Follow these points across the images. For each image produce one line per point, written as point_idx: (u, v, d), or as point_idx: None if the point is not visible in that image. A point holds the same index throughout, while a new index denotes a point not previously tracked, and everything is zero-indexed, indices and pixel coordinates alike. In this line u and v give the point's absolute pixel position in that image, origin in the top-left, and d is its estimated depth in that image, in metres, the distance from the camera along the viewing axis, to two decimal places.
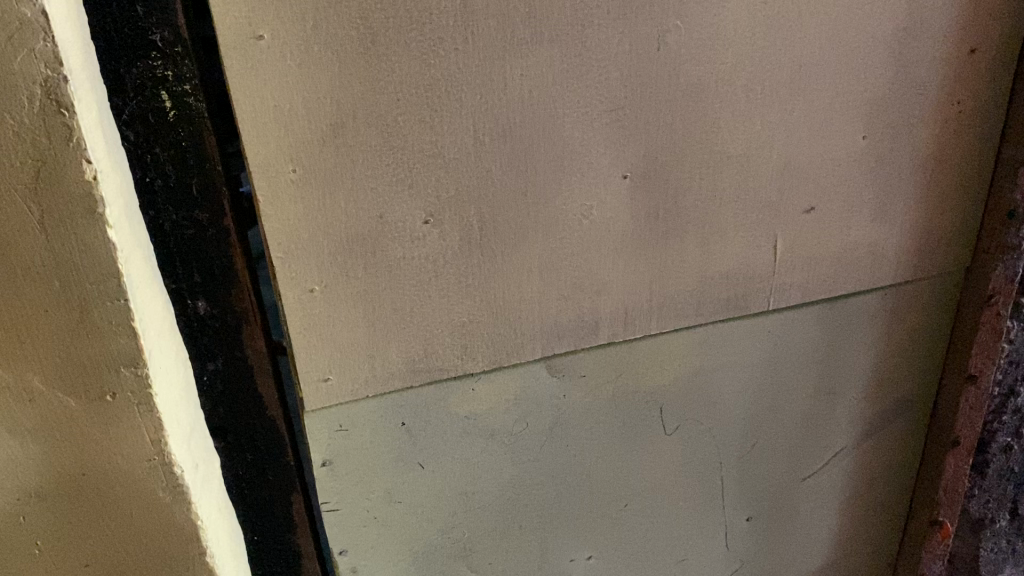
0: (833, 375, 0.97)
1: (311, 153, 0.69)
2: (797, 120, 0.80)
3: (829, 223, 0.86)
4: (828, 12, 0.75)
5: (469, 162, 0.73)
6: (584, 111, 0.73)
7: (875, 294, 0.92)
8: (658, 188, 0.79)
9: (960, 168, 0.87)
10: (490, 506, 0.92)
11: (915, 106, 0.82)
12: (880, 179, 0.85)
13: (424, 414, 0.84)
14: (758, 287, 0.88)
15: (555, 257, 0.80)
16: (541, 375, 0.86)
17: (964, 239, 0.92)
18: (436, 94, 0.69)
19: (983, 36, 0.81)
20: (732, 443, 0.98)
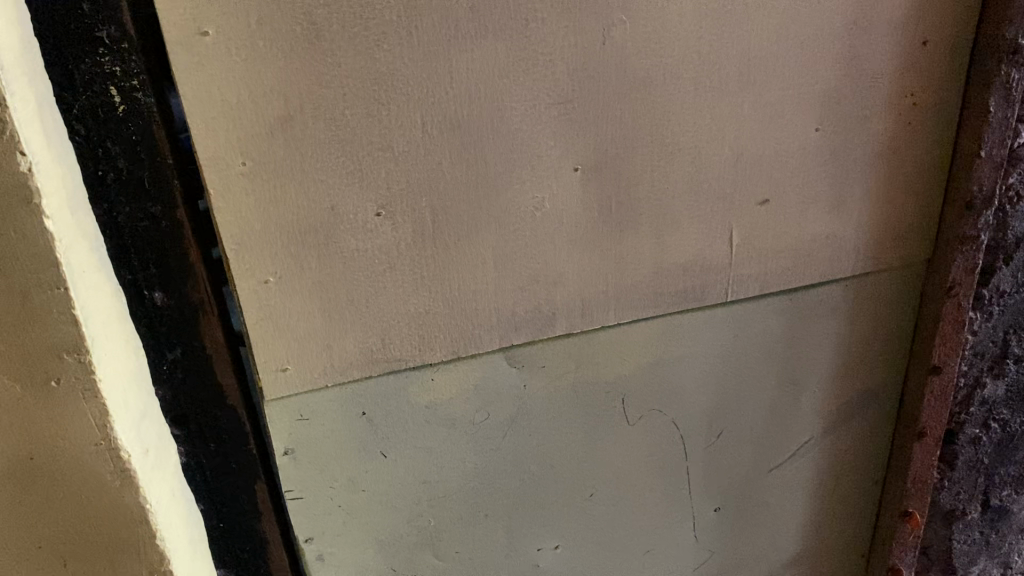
0: (796, 366, 0.98)
1: (260, 147, 0.70)
2: (748, 112, 0.81)
3: (784, 215, 0.87)
4: (774, 4, 0.76)
5: (419, 155, 0.74)
6: (532, 104, 0.75)
7: (835, 285, 0.93)
8: (611, 180, 0.80)
9: (916, 159, 0.88)
10: (454, 496, 0.93)
11: (868, 97, 0.83)
12: (836, 170, 0.86)
13: (385, 403, 0.86)
14: (717, 279, 0.88)
15: (509, 248, 0.81)
16: (501, 366, 0.88)
17: (924, 230, 0.93)
18: (382, 88, 0.70)
19: (933, 28, 0.81)
20: (696, 434, 0.99)
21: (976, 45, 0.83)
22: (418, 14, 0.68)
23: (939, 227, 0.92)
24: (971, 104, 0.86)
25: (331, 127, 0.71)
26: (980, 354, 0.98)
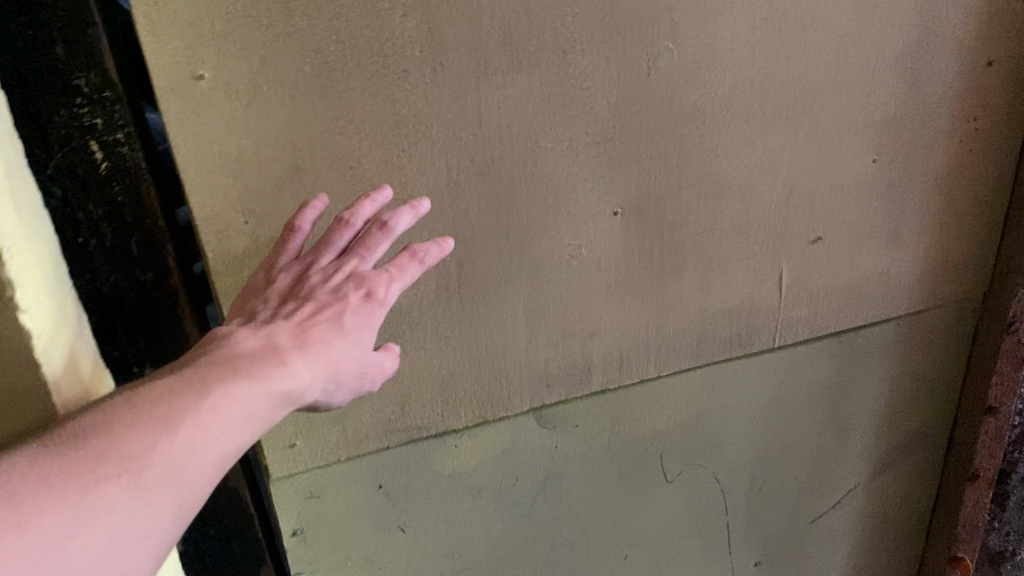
0: (844, 411, 0.90)
1: (265, 202, 0.61)
2: (802, 144, 0.73)
3: (837, 253, 0.79)
4: (833, 27, 0.68)
5: (443, 204, 0.66)
6: (569, 144, 0.66)
7: (887, 325, 0.86)
8: (653, 223, 0.72)
9: (977, 187, 0.81)
10: (479, 566, 0.85)
11: (928, 123, 0.76)
12: (893, 203, 0.79)
13: (403, 475, 0.77)
14: (764, 324, 0.81)
15: (542, 301, 0.73)
16: (532, 426, 0.79)
17: (982, 262, 0.86)
18: (403, 132, 0.62)
19: (1000, 48, 0.74)
20: (738, 488, 0.91)
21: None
22: (443, 48, 0.60)
23: (999, 255, 0.85)
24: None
25: (344, 175, 0.62)
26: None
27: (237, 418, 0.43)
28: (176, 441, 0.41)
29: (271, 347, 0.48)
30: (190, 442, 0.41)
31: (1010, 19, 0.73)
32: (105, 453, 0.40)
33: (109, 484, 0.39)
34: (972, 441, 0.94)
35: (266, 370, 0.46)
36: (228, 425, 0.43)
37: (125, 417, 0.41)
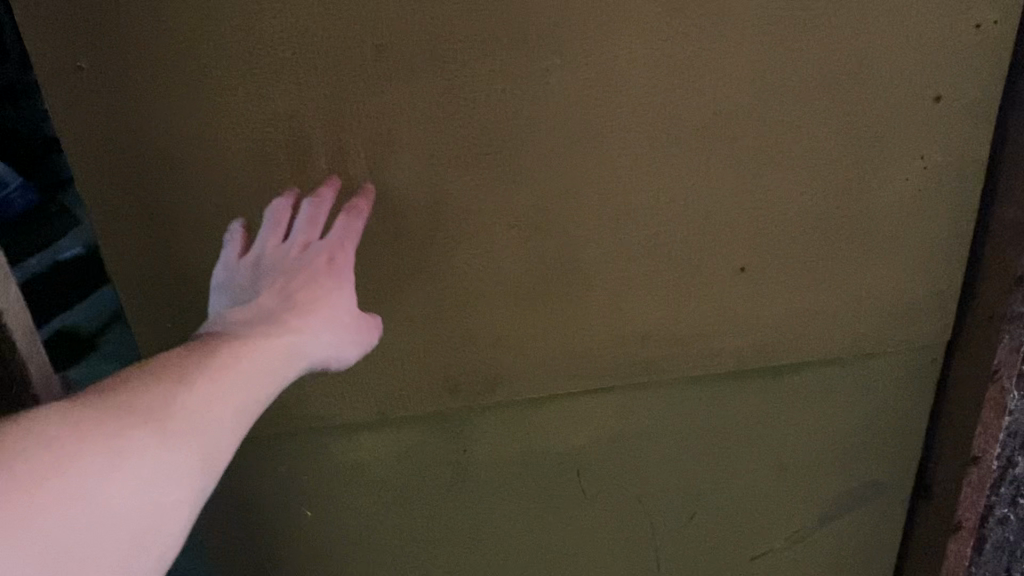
0: (784, 453, 0.86)
1: (148, 189, 0.65)
2: (716, 167, 0.70)
3: (761, 286, 0.76)
4: (747, 52, 0.65)
5: (327, 202, 0.68)
6: (456, 155, 0.67)
7: (829, 368, 0.81)
8: (554, 237, 0.72)
9: (931, 231, 0.75)
10: (388, 555, 0.87)
11: (865, 157, 0.71)
12: (825, 239, 0.75)
13: (304, 459, 0.80)
14: (683, 350, 0.79)
15: (440, 305, 0.74)
16: (438, 430, 0.80)
17: (945, 313, 0.79)
18: (281, 131, 0.64)
19: (950, 83, 0.68)
20: (667, 515, 0.89)
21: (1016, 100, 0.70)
22: (315, 53, 0.61)
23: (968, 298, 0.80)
24: (1004, 163, 0.73)
25: (226, 168, 0.65)
26: (1016, 434, 0.78)
27: (255, 378, 0.48)
28: (213, 396, 0.45)
29: (267, 313, 0.54)
30: (209, 398, 0.45)
31: (963, 54, 0.67)
32: (127, 409, 0.42)
33: (138, 437, 0.41)
34: (952, 491, 0.86)
35: (265, 334, 0.52)
36: (245, 385, 0.47)
37: (145, 387, 0.44)
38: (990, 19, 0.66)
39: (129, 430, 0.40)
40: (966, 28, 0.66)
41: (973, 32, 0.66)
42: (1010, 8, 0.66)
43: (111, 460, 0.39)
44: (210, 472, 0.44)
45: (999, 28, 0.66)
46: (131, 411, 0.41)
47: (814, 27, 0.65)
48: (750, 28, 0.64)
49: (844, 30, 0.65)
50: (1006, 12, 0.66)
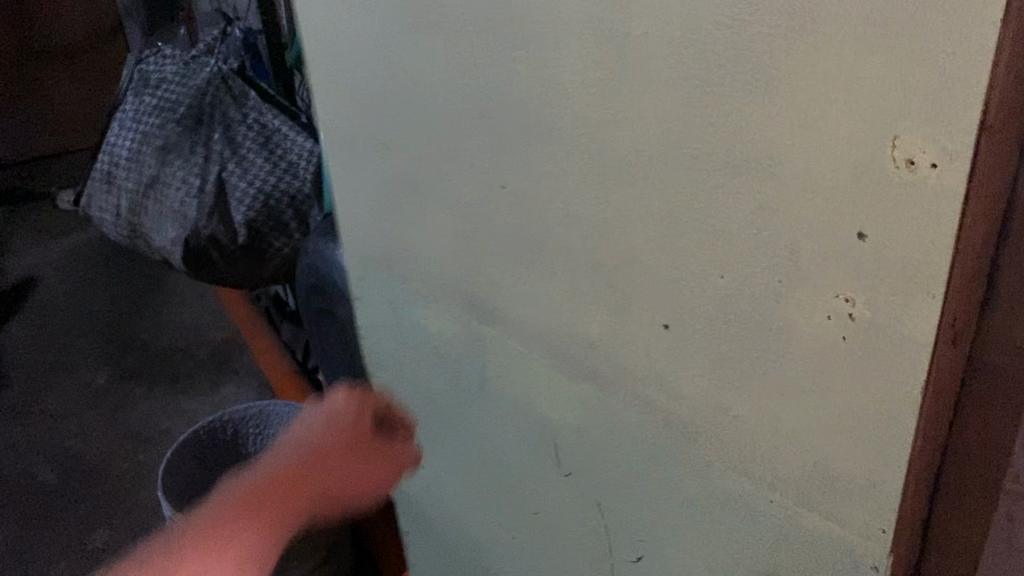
0: (715, 557, 0.76)
1: (323, 57, 0.90)
2: (643, 210, 0.66)
3: (684, 355, 0.69)
4: (659, 99, 0.60)
5: (401, 115, 0.84)
6: (464, 108, 0.77)
7: (752, 495, 0.69)
8: (527, 211, 0.77)
9: (861, 400, 0.58)
10: (443, 415, 1.03)
11: (782, 271, 0.59)
12: (743, 340, 0.64)
13: (396, 303, 1.00)
14: (621, 380, 0.76)
15: (461, 226, 0.85)
16: (463, 333, 0.92)
17: (880, 508, 0.61)
18: (379, 45, 0.82)
19: (873, 222, 0.52)
20: (620, 541, 0.87)
21: (992, 254, 0.53)
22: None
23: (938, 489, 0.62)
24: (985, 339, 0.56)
25: (353, 61, 0.86)
26: None
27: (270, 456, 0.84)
28: (252, 493, 0.78)
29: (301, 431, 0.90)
30: (245, 483, 0.79)
31: (895, 194, 0.50)
32: (212, 518, 0.73)
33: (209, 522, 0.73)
34: None
35: (282, 440, 0.88)
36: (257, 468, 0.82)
37: (225, 510, 0.75)
38: (926, 156, 0.48)
39: (199, 525, 0.73)
40: (897, 162, 0.49)
41: (905, 168, 0.49)
42: (955, 154, 0.47)
43: (199, 552, 0.70)
44: (272, 528, 0.77)
45: (937, 174, 0.48)
46: (201, 528, 0.72)
47: (721, 94, 0.56)
48: (662, 76, 0.59)
49: (751, 110, 0.55)
50: (949, 158, 0.47)
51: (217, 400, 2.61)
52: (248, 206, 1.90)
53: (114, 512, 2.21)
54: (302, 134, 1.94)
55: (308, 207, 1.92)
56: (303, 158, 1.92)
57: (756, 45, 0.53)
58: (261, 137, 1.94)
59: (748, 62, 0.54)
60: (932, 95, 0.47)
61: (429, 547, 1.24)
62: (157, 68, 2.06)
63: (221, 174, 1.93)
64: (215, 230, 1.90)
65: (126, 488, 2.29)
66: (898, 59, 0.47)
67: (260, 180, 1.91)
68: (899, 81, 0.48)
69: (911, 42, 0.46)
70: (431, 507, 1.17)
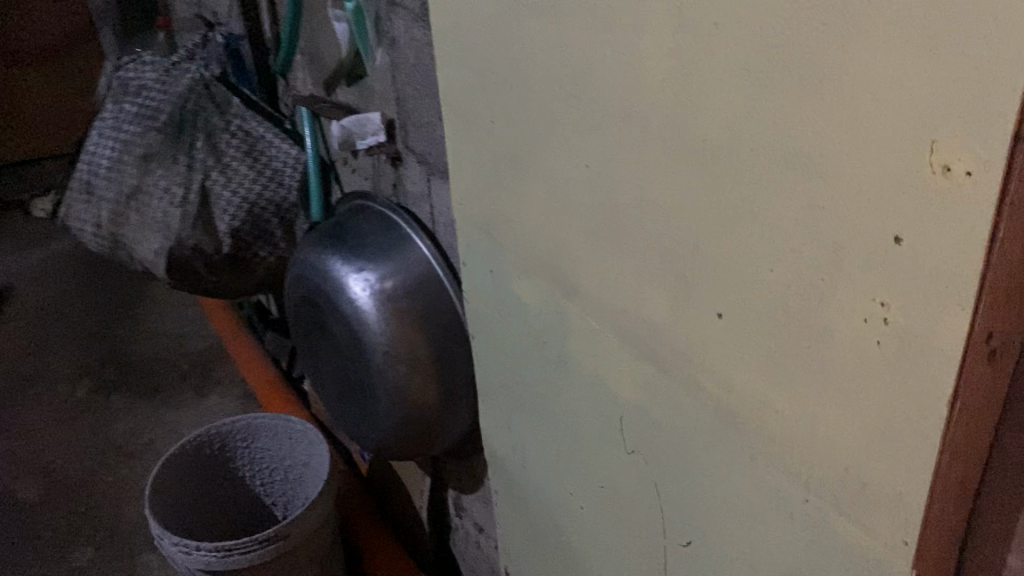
0: (755, 551, 0.77)
1: (446, 35, 0.95)
2: (701, 199, 0.67)
3: (737, 346, 0.69)
4: (723, 90, 0.61)
5: (508, 89, 0.88)
6: (558, 86, 0.79)
7: (793, 491, 0.69)
8: (601, 192, 0.79)
9: (894, 408, 0.57)
10: (533, 385, 1.07)
11: (824, 270, 0.58)
12: (787, 337, 0.64)
13: (500, 271, 1.05)
14: (682, 365, 0.76)
15: (546, 202, 0.88)
16: (550, 304, 0.95)
17: (902, 519, 0.60)
18: (492, 21, 0.85)
19: (911, 226, 0.51)
20: (674, 525, 0.87)
21: None
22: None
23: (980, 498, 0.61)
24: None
25: (470, 34, 0.90)
26: None
27: None
28: None
29: None
30: None
31: (931, 200, 0.50)
32: None
33: None
34: None
35: None
36: None
37: None
38: (962, 164, 0.47)
39: None
40: (935, 169, 0.49)
41: (942, 175, 0.48)
42: (991, 162, 0.46)
43: None
44: None
45: (972, 182, 0.47)
46: None
47: (782, 87, 0.56)
48: (729, 67, 0.60)
49: (809, 106, 0.55)
50: (985, 165, 0.46)
51: (203, 408, 2.58)
52: (232, 215, 1.90)
53: (102, 524, 2.18)
54: (287, 142, 1.98)
55: (296, 214, 1.98)
56: (288, 166, 1.96)
57: (816, 40, 0.53)
58: (243, 146, 1.94)
59: (808, 58, 0.54)
60: (972, 99, 0.46)
61: (515, 517, 1.29)
62: (136, 76, 2.00)
63: (205, 182, 1.90)
64: (199, 240, 1.89)
65: (113, 500, 2.25)
66: (942, 62, 0.46)
67: (244, 189, 1.92)
68: (941, 84, 0.47)
69: (953, 46, 0.46)
70: (518, 475, 1.22)
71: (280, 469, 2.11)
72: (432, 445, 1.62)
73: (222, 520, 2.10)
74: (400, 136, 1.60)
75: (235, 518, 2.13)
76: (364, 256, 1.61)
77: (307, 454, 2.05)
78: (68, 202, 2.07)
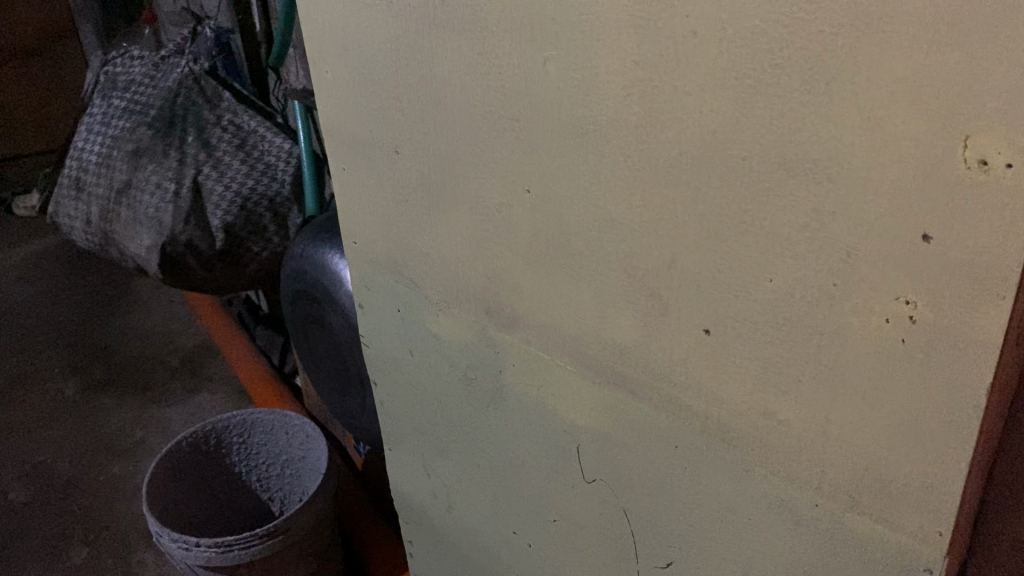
0: (752, 560, 0.74)
1: (335, 67, 0.93)
2: (682, 213, 0.65)
3: (727, 359, 0.67)
4: (706, 103, 0.59)
5: (417, 120, 0.86)
6: (488, 111, 0.77)
7: (799, 497, 0.67)
8: (553, 215, 0.77)
9: (922, 405, 0.56)
10: (462, 426, 1.06)
11: (837, 274, 0.57)
12: (792, 345, 0.62)
13: (412, 312, 1.04)
14: (658, 383, 0.75)
15: (477, 231, 0.87)
16: (478, 337, 0.94)
17: (935, 516, 0.59)
18: (397, 50, 0.84)
19: (941, 224, 0.50)
20: (647, 545, 0.86)
21: None
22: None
23: (993, 480, 0.62)
24: None
25: (368, 67, 0.89)
26: None
27: None
28: None
29: None
30: None
31: (964, 197, 0.48)
32: None
33: None
34: None
35: None
36: None
37: None
38: (1001, 156, 0.46)
39: None
40: (970, 163, 0.47)
41: (979, 169, 0.47)
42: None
43: None
44: None
45: (1013, 174, 0.46)
46: None
47: (778, 96, 0.55)
48: (712, 80, 0.58)
49: (811, 113, 0.54)
50: None
51: (193, 406, 2.56)
52: (225, 210, 1.86)
53: (94, 525, 2.15)
54: (280, 135, 1.94)
55: (289, 209, 1.92)
56: (280, 160, 1.92)
57: (819, 46, 0.52)
58: (235, 140, 1.92)
59: (809, 63, 0.52)
60: (1008, 90, 0.44)
61: (448, 562, 1.26)
62: (126, 71, 2.00)
63: (197, 177, 1.88)
64: (192, 235, 1.85)
65: (104, 500, 2.23)
66: (972, 54, 0.45)
67: (237, 183, 1.88)
68: (971, 76, 0.45)
69: (984, 38, 0.44)
70: (449, 520, 1.19)
71: (275, 464, 2.10)
72: None
73: (218, 517, 2.08)
74: None
75: (231, 515, 2.11)
76: None
77: (303, 449, 2.04)
78: (57, 200, 2.05)
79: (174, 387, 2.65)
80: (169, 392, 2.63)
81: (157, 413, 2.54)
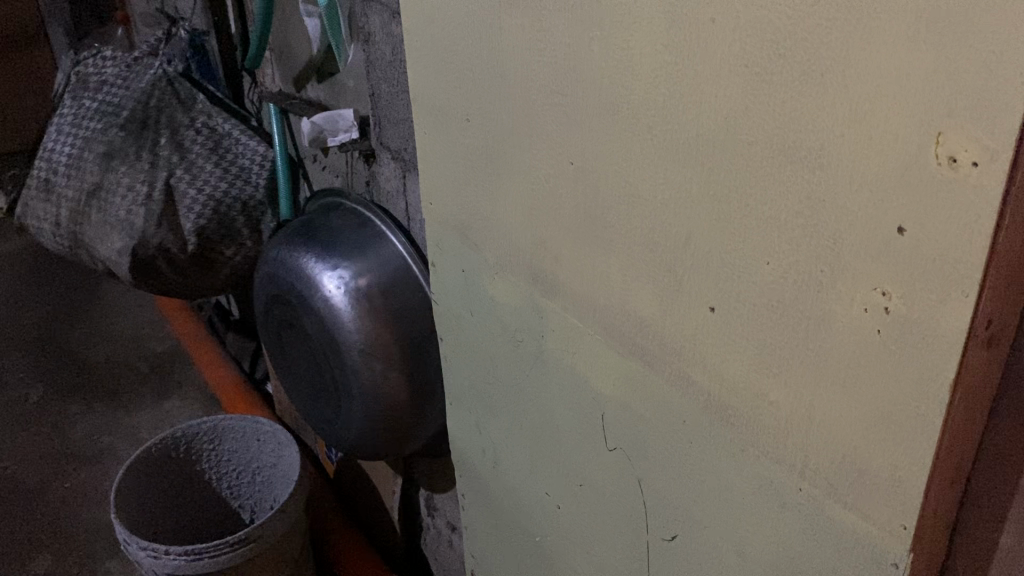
0: (743, 540, 0.77)
1: (419, 36, 0.97)
2: (696, 193, 0.68)
3: (726, 341, 0.70)
4: (718, 90, 0.62)
5: (486, 91, 0.89)
6: (541, 84, 0.81)
7: (786, 477, 0.70)
8: (592, 188, 0.80)
9: (893, 395, 0.59)
10: (508, 387, 1.08)
11: (825, 261, 0.60)
12: (783, 328, 0.65)
13: (474, 276, 1.07)
14: (669, 360, 0.78)
15: (526, 200, 0.90)
16: (526, 304, 0.97)
17: (900, 508, 0.61)
18: (473, 22, 0.87)
19: (915, 217, 0.53)
20: (656, 518, 0.88)
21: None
22: None
23: (979, 462, 0.65)
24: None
25: (448, 39, 0.92)
26: None
27: None
28: None
29: None
30: None
31: (937, 192, 0.51)
32: None
33: None
34: None
35: None
36: None
37: None
38: (967, 154, 0.49)
39: None
40: (940, 160, 0.50)
41: (948, 166, 0.50)
42: (997, 152, 0.48)
43: None
44: None
45: (977, 172, 0.49)
46: None
47: (781, 89, 0.58)
48: (726, 68, 0.61)
49: (808, 105, 0.57)
50: (992, 157, 0.48)
51: (162, 412, 2.54)
52: (198, 214, 1.86)
53: (58, 532, 2.12)
54: (254, 139, 1.96)
55: (263, 212, 1.93)
56: (255, 163, 1.94)
57: (816, 39, 0.55)
58: (209, 143, 1.93)
59: (808, 57, 0.56)
60: (977, 93, 0.47)
61: (490, 520, 1.28)
62: (97, 72, 1.99)
63: (170, 180, 1.87)
64: (164, 238, 1.84)
65: (71, 506, 2.20)
66: (951, 57, 0.48)
67: (210, 186, 1.88)
68: (946, 75, 0.49)
69: (962, 40, 0.47)
70: (493, 477, 1.22)
71: (246, 471, 2.09)
72: (407, 441, 1.61)
73: (188, 523, 2.07)
74: (374, 133, 1.60)
75: (201, 522, 2.09)
76: (337, 253, 1.60)
77: (274, 455, 2.03)
78: (25, 201, 2.03)
79: (143, 391, 2.63)
80: (138, 396, 2.61)
81: (122, 418, 2.52)
